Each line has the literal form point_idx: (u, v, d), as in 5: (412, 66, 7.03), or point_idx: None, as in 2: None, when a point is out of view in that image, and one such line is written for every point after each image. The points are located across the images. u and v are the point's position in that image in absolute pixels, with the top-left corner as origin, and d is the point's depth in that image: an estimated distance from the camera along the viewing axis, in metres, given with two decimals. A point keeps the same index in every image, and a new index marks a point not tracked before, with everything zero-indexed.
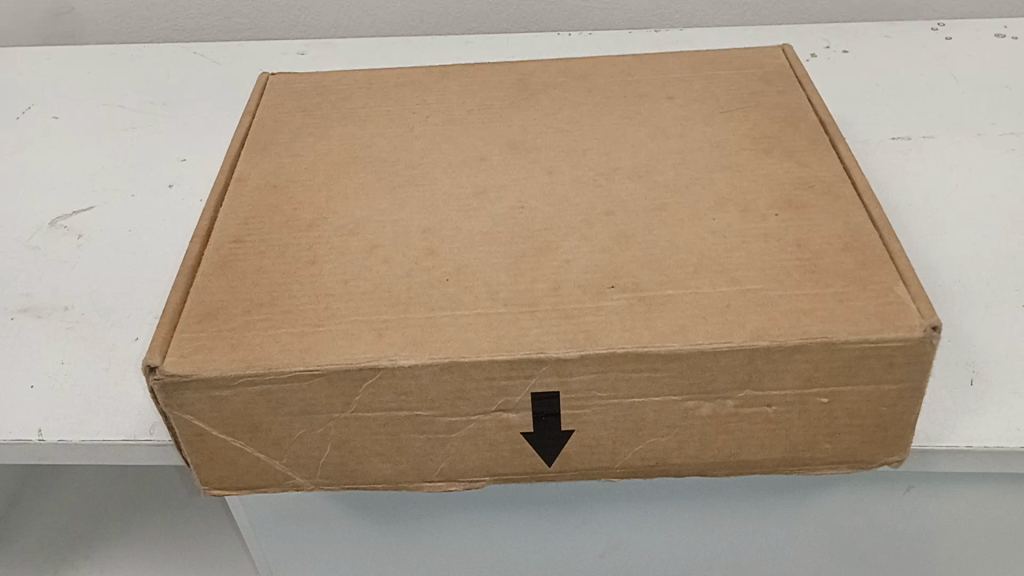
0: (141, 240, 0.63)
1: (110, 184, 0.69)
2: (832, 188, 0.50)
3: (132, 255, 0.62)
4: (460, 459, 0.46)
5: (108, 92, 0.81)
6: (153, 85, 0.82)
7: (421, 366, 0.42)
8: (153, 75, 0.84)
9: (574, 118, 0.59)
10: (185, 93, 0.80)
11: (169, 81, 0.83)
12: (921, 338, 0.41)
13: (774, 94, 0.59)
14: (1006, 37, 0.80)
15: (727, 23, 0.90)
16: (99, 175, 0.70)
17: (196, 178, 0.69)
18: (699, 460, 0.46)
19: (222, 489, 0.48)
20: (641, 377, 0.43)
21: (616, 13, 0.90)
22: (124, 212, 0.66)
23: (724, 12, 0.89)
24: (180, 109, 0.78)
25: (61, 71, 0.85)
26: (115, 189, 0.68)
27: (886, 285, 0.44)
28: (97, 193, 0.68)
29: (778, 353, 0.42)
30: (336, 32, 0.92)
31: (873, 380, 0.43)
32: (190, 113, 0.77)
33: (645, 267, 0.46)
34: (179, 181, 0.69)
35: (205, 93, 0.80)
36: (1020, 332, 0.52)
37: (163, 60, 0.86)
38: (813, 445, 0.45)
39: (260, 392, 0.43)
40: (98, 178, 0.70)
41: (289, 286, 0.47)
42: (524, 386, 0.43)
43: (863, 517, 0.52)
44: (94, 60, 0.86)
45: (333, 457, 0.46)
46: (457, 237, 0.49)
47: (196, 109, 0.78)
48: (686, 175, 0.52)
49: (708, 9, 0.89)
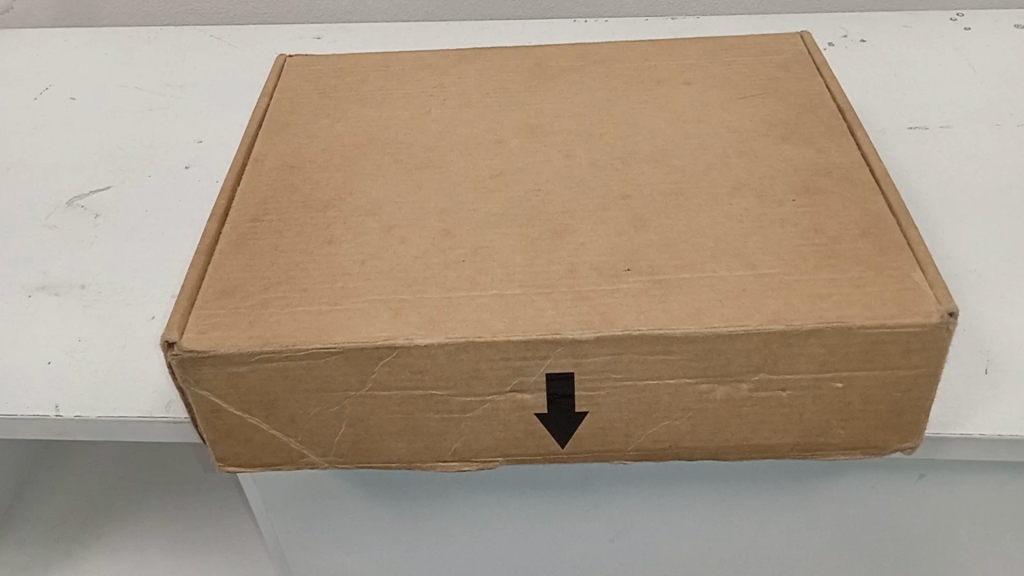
0: (158, 220, 0.63)
1: (127, 164, 0.69)
2: (849, 174, 0.50)
3: (149, 235, 0.62)
4: (474, 440, 0.46)
5: (125, 73, 0.81)
6: (170, 67, 0.82)
7: (437, 345, 0.42)
8: (170, 57, 0.84)
9: (591, 102, 0.58)
10: (202, 74, 0.81)
11: (186, 63, 0.83)
12: (939, 324, 0.41)
13: (793, 80, 0.58)
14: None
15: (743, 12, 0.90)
16: (117, 155, 0.70)
17: (212, 159, 0.69)
18: (712, 443, 0.46)
19: (237, 465, 0.48)
20: (656, 359, 0.43)
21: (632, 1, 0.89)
22: (141, 193, 0.66)
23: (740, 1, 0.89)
24: (197, 91, 0.78)
25: (79, 52, 0.85)
26: (132, 169, 0.69)
27: (903, 270, 0.44)
28: (114, 173, 0.68)
29: (794, 337, 0.42)
30: (351, 17, 0.93)
31: (888, 366, 0.43)
32: (207, 95, 0.77)
33: (661, 251, 0.46)
34: (195, 162, 0.69)
35: (223, 76, 0.80)
36: None
37: (179, 42, 0.86)
38: (826, 431, 0.46)
39: (276, 369, 0.43)
40: (114, 158, 0.70)
41: (306, 264, 0.47)
42: (540, 367, 0.43)
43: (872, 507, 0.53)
44: (112, 41, 0.87)
45: (348, 435, 0.46)
46: (473, 219, 0.49)
47: (212, 91, 0.78)
48: (703, 160, 0.52)
49: None
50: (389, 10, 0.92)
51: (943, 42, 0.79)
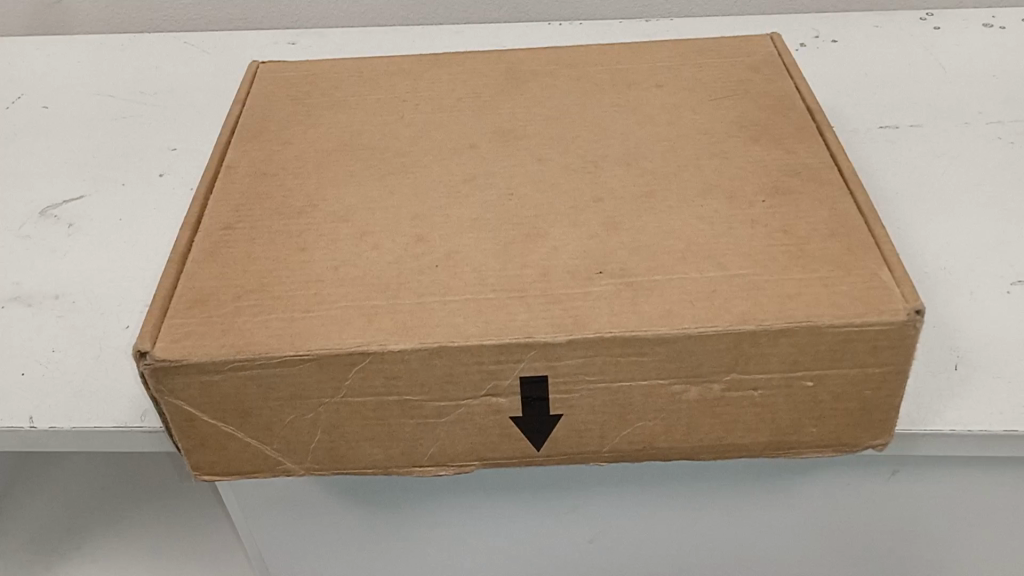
0: (132, 228, 0.63)
1: (101, 173, 0.69)
2: (818, 175, 0.51)
3: (123, 244, 0.62)
4: (450, 444, 0.46)
5: (98, 81, 0.81)
6: (144, 74, 0.82)
7: (410, 351, 0.43)
8: (143, 64, 0.84)
9: (564, 106, 0.59)
10: (176, 82, 0.80)
11: (160, 70, 0.82)
12: (906, 321, 0.42)
13: (763, 82, 0.59)
14: (994, 27, 0.81)
15: (717, 13, 0.90)
16: (91, 164, 0.70)
17: (187, 167, 0.69)
18: (687, 443, 0.47)
19: (213, 474, 0.48)
20: (628, 361, 0.43)
21: (607, 4, 0.90)
22: (115, 201, 0.66)
23: (713, 3, 0.90)
24: (171, 98, 0.78)
25: (51, 60, 0.84)
26: (106, 178, 0.68)
27: (871, 269, 0.45)
28: (87, 182, 0.68)
29: (764, 337, 0.42)
30: (326, 23, 0.92)
31: (857, 364, 0.43)
32: (181, 102, 0.77)
33: (633, 253, 0.47)
34: (170, 170, 0.69)
35: (196, 83, 0.80)
36: (1004, 317, 0.53)
37: (153, 49, 0.86)
38: (799, 429, 0.46)
39: (250, 377, 0.43)
40: (88, 167, 0.70)
41: (279, 272, 0.47)
42: (513, 371, 0.43)
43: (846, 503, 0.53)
44: (85, 49, 0.86)
45: (323, 442, 0.46)
46: (446, 224, 0.50)
47: (186, 98, 0.78)
48: (674, 162, 0.53)
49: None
50: (364, 14, 0.92)
51: (913, 42, 0.80)
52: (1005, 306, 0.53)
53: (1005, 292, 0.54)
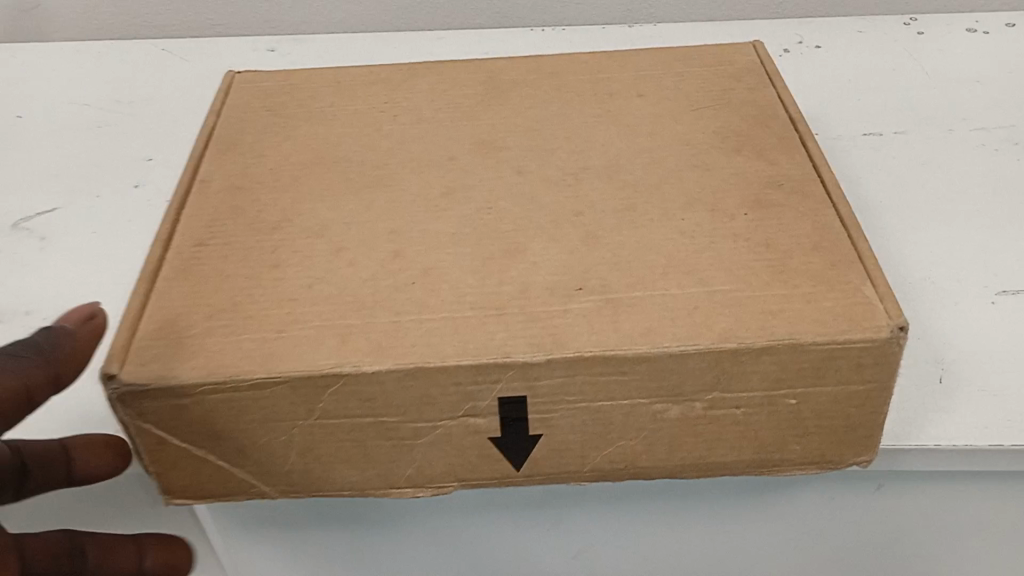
0: (106, 241, 0.62)
1: (75, 184, 0.68)
2: (801, 187, 0.50)
3: (97, 257, 0.60)
4: (428, 465, 0.45)
5: (73, 89, 0.80)
6: (121, 82, 0.81)
7: (385, 372, 0.42)
8: (121, 72, 0.82)
9: (544, 116, 0.58)
10: (154, 90, 0.79)
11: (137, 78, 0.81)
12: (889, 339, 0.41)
13: (745, 91, 0.58)
14: (977, 32, 0.80)
15: (701, 18, 0.90)
16: (64, 174, 0.69)
17: (163, 177, 0.68)
18: (668, 462, 0.46)
19: (185, 497, 0.47)
20: (609, 380, 0.42)
21: (590, 9, 0.89)
22: (89, 213, 0.64)
23: (697, 8, 0.89)
24: (147, 107, 0.77)
25: (26, 67, 0.83)
26: (80, 189, 0.67)
27: (854, 285, 0.44)
28: (61, 193, 0.67)
29: (746, 355, 0.42)
30: (306, 28, 0.91)
31: (841, 382, 0.43)
32: (158, 111, 0.76)
33: (613, 269, 0.46)
34: (145, 181, 0.67)
35: (173, 91, 0.79)
36: (989, 329, 0.52)
37: (130, 57, 0.84)
38: (782, 447, 0.45)
39: (221, 400, 0.42)
40: (61, 178, 0.68)
41: (252, 291, 0.46)
42: (491, 391, 0.42)
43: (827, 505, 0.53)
44: (60, 56, 0.85)
45: (298, 464, 0.45)
46: (423, 239, 0.48)
47: (164, 106, 0.77)
48: (655, 174, 0.52)
49: (683, 4, 0.89)
50: (345, 22, 0.91)
51: (896, 47, 0.79)
52: (990, 317, 0.53)
53: (990, 303, 0.54)
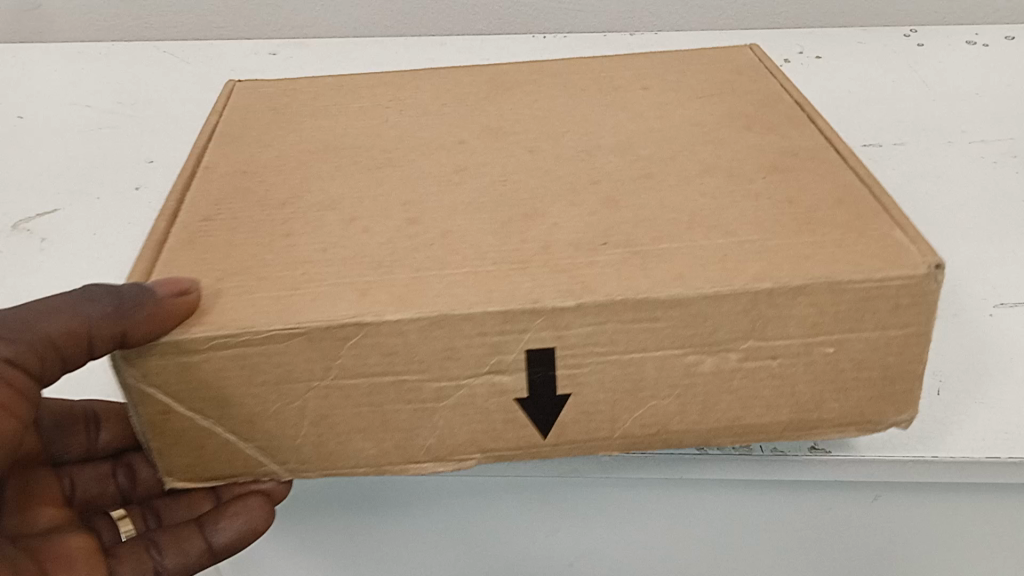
0: (109, 241, 0.60)
1: (75, 185, 0.66)
2: (816, 154, 0.50)
3: (98, 255, 0.58)
4: (449, 433, 0.43)
5: (74, 91, 0.79)
6: (127, 89, 0.79)
7: (407, 321, 0.40)
8: (123, 82, 0.81)
9: (551, 106, 0.57)
10: (157, 99, 0.78)
11: (138, 82, 0.81)
12: (926, 275, 0.40)
13: (749, 82, 0.59)
14: (977, 44, 0.84)
15: (692, 24, 0.97)
16: (65, 175, 0.67)
17: (162, 178, 0.66)
18: (703, 425, 0.44)
19: (188, 479, 0.44)
20: (641, 328, 0.41)
21: (590, 15, 0.96)
22: (90, 214, 0.63)
23: (693, 14, 0.96)
24: (149, 111, 0.76)
25: (27, 67, 0.83)
26: (82, 190, 0.65)
27: (883, 231, 0.43)
28: (63, 193, 0.65)
29: (782, 296, 0.40)
30: (307, 33, 0.98)
31: (878, 326, 0.41)
32: (158, 114, 0.75)
33: (637, 226, 0.45)
34: (146, 182, 0.66)
35: (177, 95, 0.78)
36: (1001, 336, 0.52)
37: (133, 59, 0.85)
38: (820, 404, 0.43)
39: (233, 357, 0.40)
40: (62, 178, 0.67)
41: (263, 256, 0.44)
42: (518, 342, 0.41)
43: (857, 496, 0.51)
44: (61, 57, 0.86)
45: (311, 436, 0.43)
46: (438, 208, 0.47)
47: (165, 108, 0.76)
48: (668, 149, 0.51)
49: (679, 11, 0.96)
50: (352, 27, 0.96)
51: (898, 58, 0.83)
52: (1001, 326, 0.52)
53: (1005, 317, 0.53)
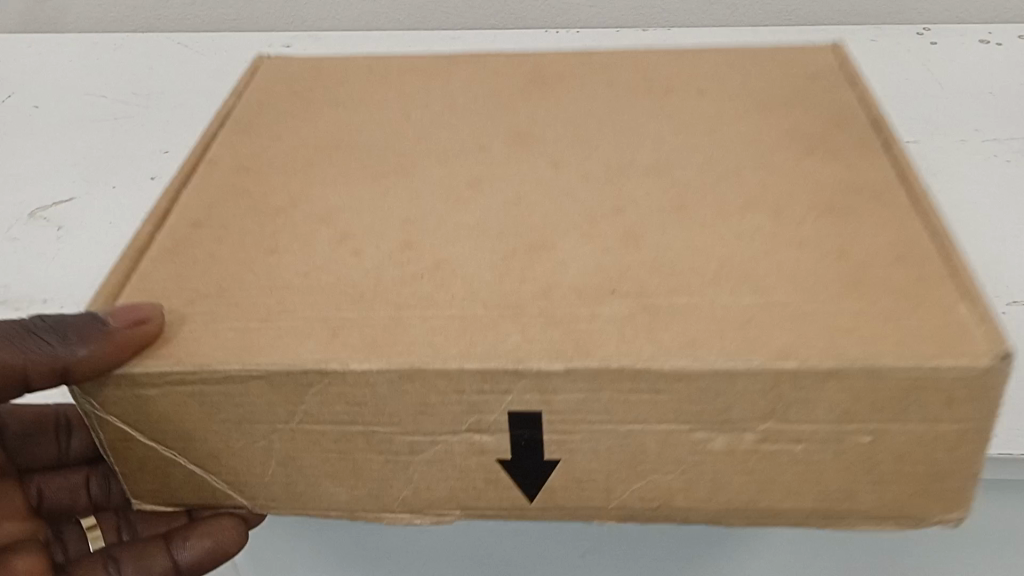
0: (121, 230, 0.58)
1: (91, 174, 0.64)
2: (882, 195, 0.43)
3: (110, 246, 0.57)
4: (425, 488, 0.39)
5: (100, 77, 0.78)
6: (148, 78, 0.77)
7: (375, 372, 0.36)
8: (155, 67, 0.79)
9: (590, 109, 0.51)
10: (179, 87, 0.76)
11: (161, 67, 0.79)
12: (990, 368, 0.33)
13: (820, 91, 0.51)
14: None
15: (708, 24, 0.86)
16: (82, 164, 0.65)
17: (177, 167, 0.64)
18: (711, 505, 0.38)
19: (154, 505, 0.41)
20: (640, 399, 0.35)
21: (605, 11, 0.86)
22: (104, 203, 0.61)
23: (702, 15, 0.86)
24: (169, 97, 0.74)
25: (52, 55, 0.82)
26: (96, 179, 0.64)
27: (945, 304, 0.36)
28: (79, 182, 0.63)
29: (808, 379, 0.34)
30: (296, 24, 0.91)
31: (926, 419, 0.35)
32: (177, 100, 0.73)
33: (654, 272, 0.39)
34: (161, 171, 0.64)
35: (198, 81, 0.76)
36: None
37: (152, 45, 0.83)
38: (850, 495, 0.38)
39: (191, 394, 0.37)
40: (78, 167, 0.65)
41: (242, 276, 0.41)
42: (499, 404, 0.36)
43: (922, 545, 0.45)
44: (86, 42, 0.84)
45: (279, 476, 0.40)
46: (440, 230, 0.43)
47: (183, 95, 0.74)
48: (710, 173, 0.45)
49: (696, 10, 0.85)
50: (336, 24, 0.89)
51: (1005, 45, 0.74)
52: None
53: None
